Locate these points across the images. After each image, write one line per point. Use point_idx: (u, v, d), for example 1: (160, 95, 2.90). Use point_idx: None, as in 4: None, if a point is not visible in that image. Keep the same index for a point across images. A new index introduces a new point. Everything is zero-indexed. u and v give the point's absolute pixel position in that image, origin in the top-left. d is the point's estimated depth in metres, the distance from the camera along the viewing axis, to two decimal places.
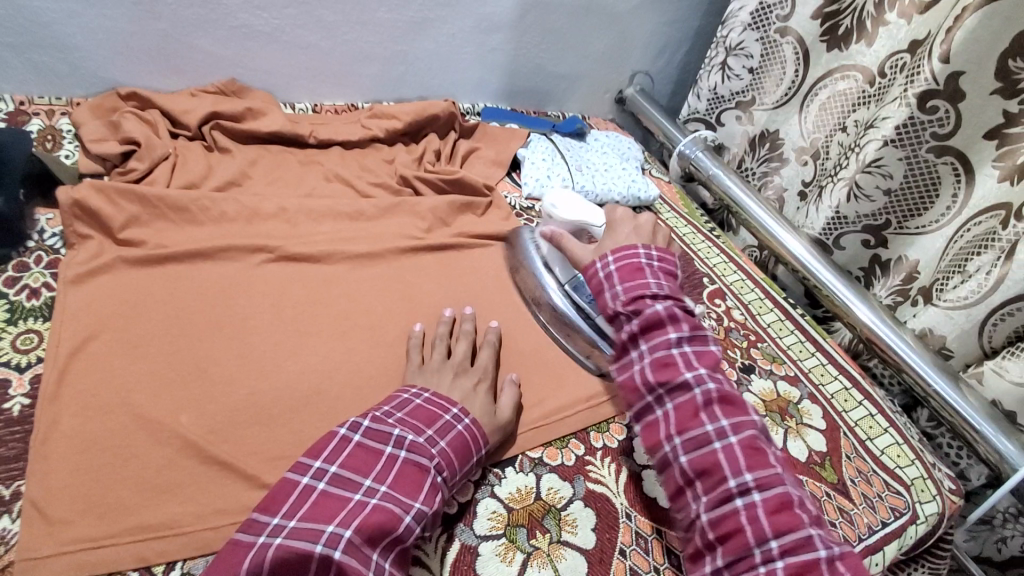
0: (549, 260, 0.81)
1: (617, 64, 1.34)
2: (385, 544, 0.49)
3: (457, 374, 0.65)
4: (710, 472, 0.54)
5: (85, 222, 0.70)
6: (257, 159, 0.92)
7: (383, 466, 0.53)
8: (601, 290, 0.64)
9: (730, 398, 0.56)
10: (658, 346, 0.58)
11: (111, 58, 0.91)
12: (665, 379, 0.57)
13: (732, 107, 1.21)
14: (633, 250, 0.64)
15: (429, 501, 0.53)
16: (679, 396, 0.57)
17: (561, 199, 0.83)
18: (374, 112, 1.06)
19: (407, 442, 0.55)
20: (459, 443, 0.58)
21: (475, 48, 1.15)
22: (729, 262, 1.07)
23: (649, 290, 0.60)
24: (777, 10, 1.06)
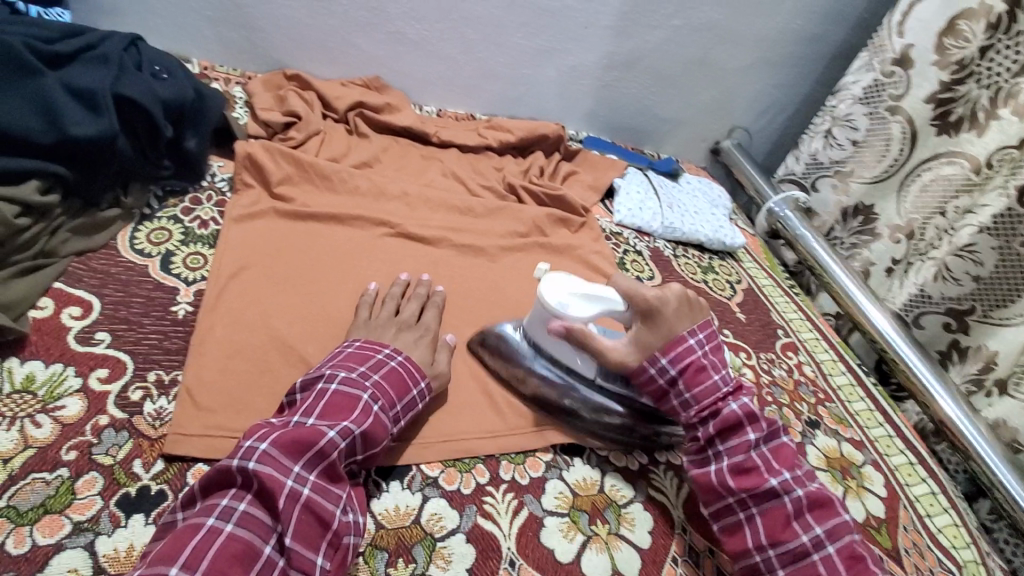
0: (561, 356, 0.70)
1: (718, 117, 1.39)
2: (306, 458, 0.50)
3: (399, 328, 0.68)
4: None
5: (250, 173, 0.82)
6: (388, 147, 1.03)
7: (312, 398, 0.55)
8: (666, 398, 0.67)
9: (820, 501, 0.61)
10: (737, 451, 0.63)
11: (284, 43, 1.06)
12: (749, 485, 0.61)
13: (829, 175, 1.21)
14: (685, 344, 0.66)
15: (355, 424, 0.54)
16: (767, 504, 0.61)
17: (563, 291, 0.67)
18: (492, 124, 1.16)
19: (339, 376, 0.57)
20: (393, 377, 0.60)
21: (591, 82, 1.24)
22: (806, 320, 1.08)
23: (717, 390, 0.65)
24: (890, 89, 1.09)
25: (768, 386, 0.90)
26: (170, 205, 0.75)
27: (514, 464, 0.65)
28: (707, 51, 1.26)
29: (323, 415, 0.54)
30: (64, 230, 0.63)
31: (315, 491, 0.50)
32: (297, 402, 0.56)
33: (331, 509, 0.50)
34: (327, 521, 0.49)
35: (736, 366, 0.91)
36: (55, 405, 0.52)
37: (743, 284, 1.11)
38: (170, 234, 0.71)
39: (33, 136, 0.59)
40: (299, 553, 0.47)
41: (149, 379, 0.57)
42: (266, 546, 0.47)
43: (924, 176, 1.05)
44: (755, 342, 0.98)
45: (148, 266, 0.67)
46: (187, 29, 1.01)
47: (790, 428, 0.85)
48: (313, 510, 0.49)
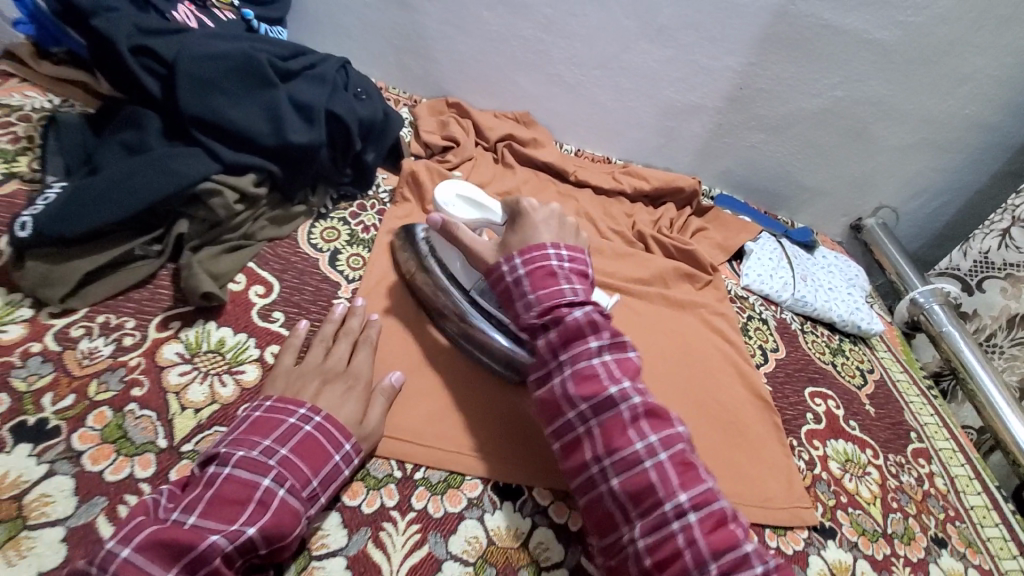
0: (449, 269, 0.74)
1: (865, 192, 1.32)
2: (183, 566, 0.42)
3: (325, 380, 0.59)
4: (614, 435, 0.56)
5: (409, 189, 0.89)
6: (529, 180, 1.08)
7: (199, 488, 0.47)
8: (512, 300, 0.65)
9: (656, 411, 0.57)
10: (580, 358, 0.59)
11: (452, 74, 1.16)
12: (587, 394, 0.57)
13: (999, 277, 1.13)
14: (543, 253, 0.65)
15: (244, 522, 0.45)
16: (604, 413, 0.57)
17: (450, 194, 0.83)
18: (628, 170, 1.18)
19: (234, 457, 0.49)
20: (307, 447, 0.52)
21: (733, 141, 1.23)
22: (942, 427, 0.98)
23: (562, 297, 0.62)
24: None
25: (895, 491, 0.82)
26: (341, 208, 0.84)
27: None
28: (866, 125, 1.20)
29: (207, 513, 0.45)
30: (263, 219, 0.73)
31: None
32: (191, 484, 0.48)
33: None
34: None
35: (860, 462, 0.84)
36: (237, 369, 0.60)
37: (875, 373, 1.03)
38: (338, 233, 0.80)
39: (261, 138, 0.70)
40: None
41: None
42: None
43: None
44: (884, 440, 0.90)
45: (319, 260, 0.75)
46: (373, 53, 1.14)
47: (914, 542, 0.77)
48: None
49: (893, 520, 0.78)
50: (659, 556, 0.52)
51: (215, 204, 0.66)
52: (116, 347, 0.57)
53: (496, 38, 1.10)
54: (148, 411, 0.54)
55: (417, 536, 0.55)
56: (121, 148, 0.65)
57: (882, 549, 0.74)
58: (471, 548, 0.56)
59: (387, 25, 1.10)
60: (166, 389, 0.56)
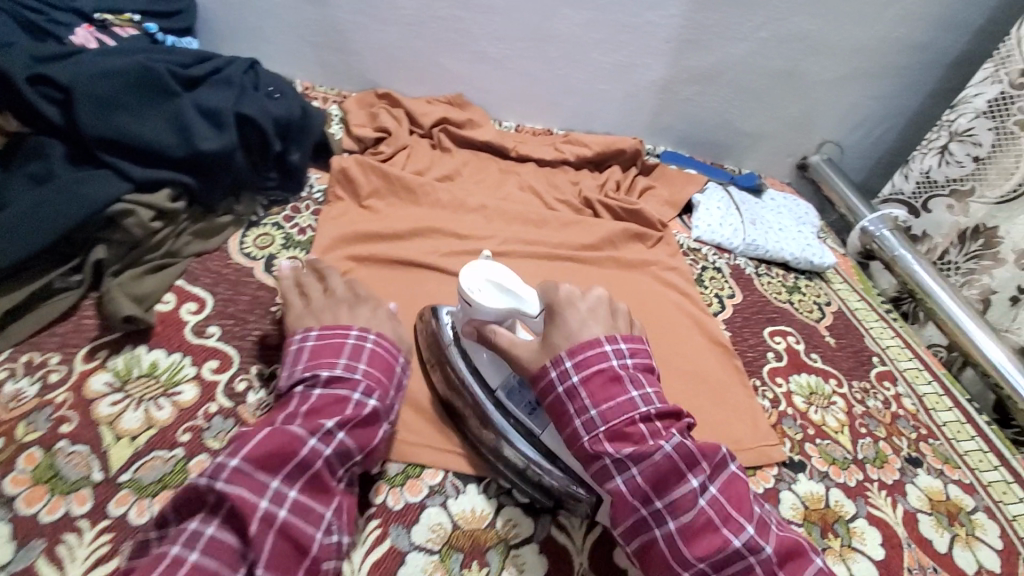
0: (474, 364, 0.65)
1: (806, 130, 1.33)
2: (286, 471, 0.49)
3: (353, 307, 0.68)
4: (701, 535, 0.51)
5: (341, 186, 0.88)
6: (469, 161, 1.06)
7: (295, 402, 0.55)
8: (566, 415, 0.57)
9: (792, 549, 0.52)
10: (680, 509, 0.52)
11: (377, 64, 1.13)
12: (703, 553, 0.50)
13: (944, 195, 1.15)
14: (599, 349, 0.59)
15: (337, 424, 0.54)
16: (727, 568, 0.50)
17: (476, 282, 0.64)
18: (569, 139, 1.18)
19: (322, 377, 0.57)
20: (378, 360, 0.62)
21: (670, 96, 1.23)
22: (905, 348, 1.00)
23: (637, 410, 0.56)
24: (1021, 102, 1.02)
25: (862, 418, 0.84)
26: (273, 213, 0.82)
27: None
28: (796, 62, 1.21)
29: (308, 418, 0.54)
30: (186, 234, 0.71)
31: (292, 513, 0.48)
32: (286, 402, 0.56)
33: (309, 533, 0.49)
34: (304, 548, 0.48)
35: (824, 393, 0.85)
36: (173, 391, 0.59)
37: (833, 306, 1.04)
38: (273, 238, 0.78)
39: (171, 151, 0.68)
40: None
41: (252, 372, 0.62)
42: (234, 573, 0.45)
43: None
44: (847, 369, 0.91)
45: (254, 268, 0.73)
46: (292, 53, 1.11)
47: (887, 464, 0.78)
48: (288, 536, 0.48)
49: (863, 446, 0.79)
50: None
51: (129, 224, 0.63)
52: (42, 385, 0.55)
53: (415, 21, 1.08)
54: (80, 446, 0.52)
55: (378, 532, 0.56)
56: (26, 179, 0.63)
57: (855, 475, 0.75)
58: (436, 535, 0.57)
59: (301, 22, 1.07)
60: (98, 420, 0.54)
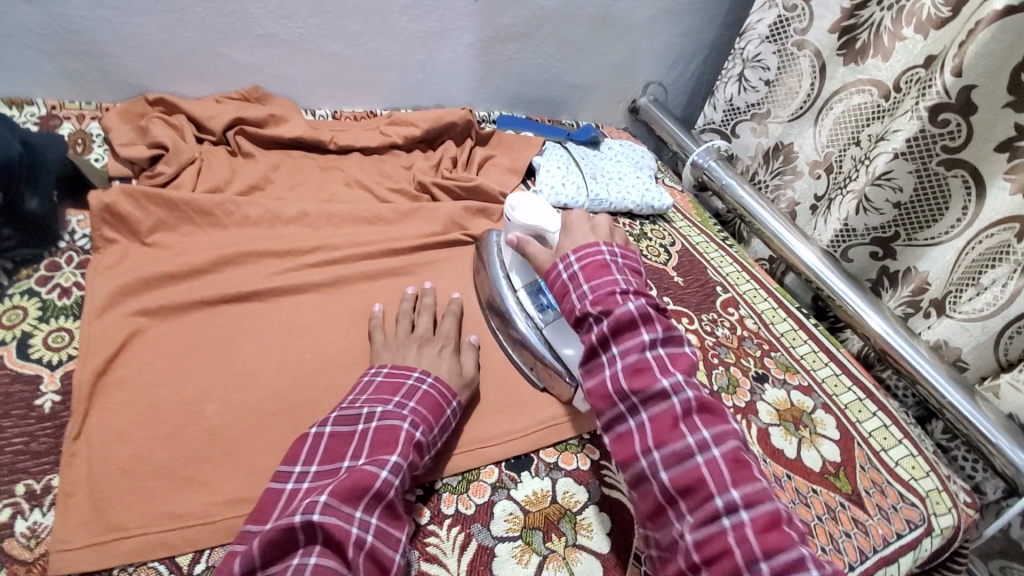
0: (509, 266, 0.78)
1: (631, 74, 1.35)
2: (366, 502, 0.51)
3: (421, 344, 0.69)
4: (667, 436, 0.54)
5: (112, 226, 0.74)
6: (279, 163, 0.94)
7: (357, 440, 0.57)
8: (568, 301, 0.63)
9: (771, 517, 0.49)
10: (636, 365, 0.56)
11: (142, 65, 0.94)
12: (663, 442, 0.53)
13: (748, 119, 1.24)
14: (596, 249, 0.65)
15: (402, 455, 0.55)
16: (681, 467, 0.52)
17: (521, 202, 0.77)
18: (394, 119, 1.08)
19: (378, 413, 0.58)
20: (429, 402, 0.61)
21: (491, 58, 1.18)
22: (742, 271, 1.07)
23: (616, 286, 0.61)
24: (796, 23, 1.09)
25: (713, 347, 0.89)
26: (23, 278, 0.68)
27: (457, 495, 0.62)
28: (608, 7, 1.20)
29: (371, 454, 0.55)
30: None
31: (378, 536, 0.51)
32: (343, 445, 0.57)
33: (392, 556, 0.51)
34: (387, 569, 0.51)
35: None
36: None
37: (677, 245, 1.09)
38: (26, 311, 0.65)
39: None
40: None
41: (16, 493, 0.52)
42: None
43: (841, 105, 1.07)
44: (696, 304, 0.96)
45: (3, 356, 0.61)
46: (22, 68, 0.89)
47: (739, 388, 0.84)
48: (375, 557, 0.50)
49: (717, 375, 0.84)
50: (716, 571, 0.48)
51: None
52: None
53: (176, 9, 0.90)
54: None
55: None
56: None
57: None
58: None
59: (20, 27, 0.85)
60: None
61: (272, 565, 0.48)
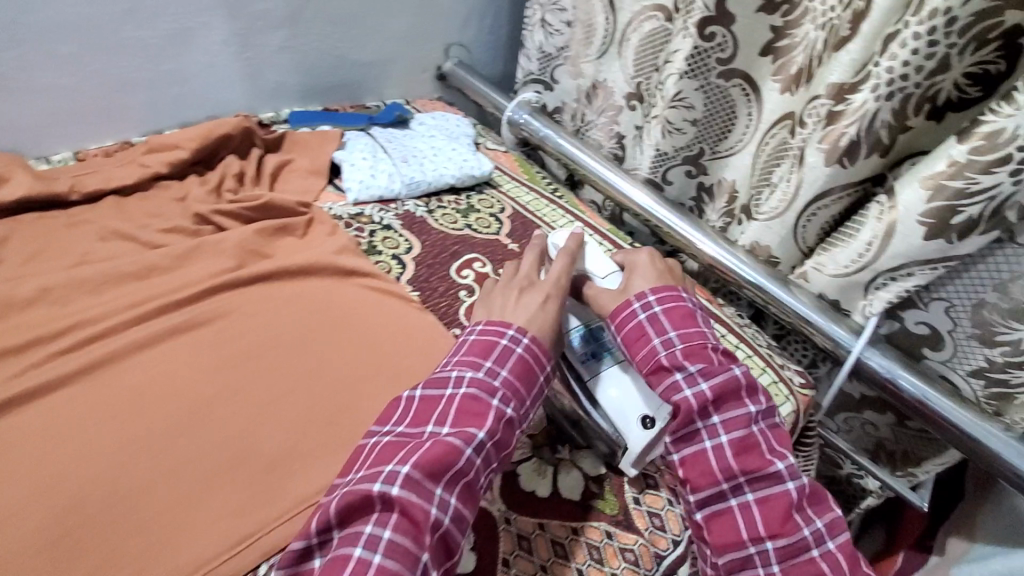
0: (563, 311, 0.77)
1: (427, 40, 1.27)
2: (445, 479, 0.53)
3: (520, 291, 0.71)
4: (749, 453, 0.61)
5: None
6: (6, 235, 0.77)
7: (441, 406, 0.59)
8: (646, 337, 0.67)
9: (817, 495, 0.61)
10: (736, 426, 0.62)
11: None
12: (750, 466, 0.60)
13: (562, 64, 1.22)
14: (678, 295, 0.69)
15: (486, 432, 0.57)
16: (763, 488, 0.59)
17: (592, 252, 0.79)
18: (152, 147, 0.93)
19: (466, 379, 0.60)
20: (520, 367, 0.63)
21: (258, 52, 1.04)
22: (575, 220, 1.07)
23: (706, 340, 0.66)
24: None
25: None
26: None
27: None
28: None
29: (457, 422, 0.58)
30: None
31: (451, 520, 0.53)
32: (433, 411, 0.59)
33: (456, 541, 0.53)
34: (450, 551, 0.53)
35: None
36: None
37: (507, 210, 1.06)
38: None
39: None
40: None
41: None
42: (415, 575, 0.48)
43: (636, 36, 1.06)
44: None
45: None
46: None
47: None
48: (443, 540, 0.52)
49: None
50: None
51: None
52: None
53: None
54: None
55: None
56: None
57: None
58: None
59: None
60: None
61: (349, 524, 0.51)
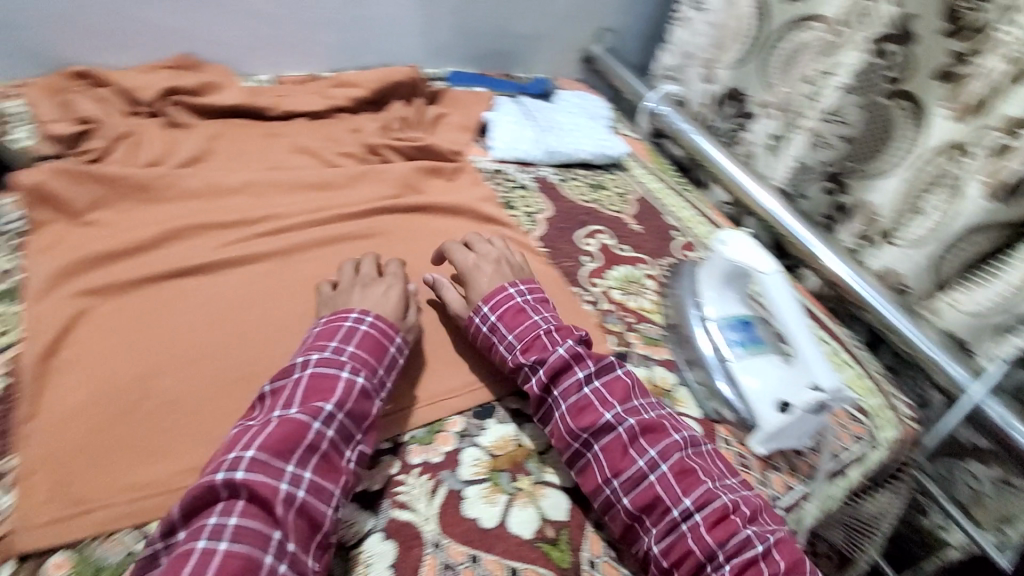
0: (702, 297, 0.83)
1: (582, 23, 1.33)
2: (297, 455, 0.52)
3: None
4: (585, 412, 0.63)
5: (45, 207, 0.71)
6: (219, 134, 0.90)
7: (291, 387, 0.57)
8: (494, 346, 0.69)
9: (652, 426, 0.62)
10: (570, 393, 0.64)
11: (61, 37, 0.89)
12: (586, 423, 0.62)
13: (696, 66, 1.24)
14: (506, 292, 0.70)
15: (335, 406, 0.55)
16: (604, 437, 0.61)
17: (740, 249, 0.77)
18: (337, 81, 1.05)
19: (311, 360, 0.58)
20: (559, 364, 0.65)
21: (435, 11, 1.14)
22: (700, 215, 1.09)
23: (538, 327, 0.68)
24: None
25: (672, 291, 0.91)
26: None
27: (423, 446, 0.63)
28: None
29: (303, 401, 0.55)
30: None
31: (309, 494, 0.51)
32: (274, 395, 0.57)
33: (323, 512, 0.51)
34: (319, 526, 0.51)
35: (636, 280, 0.91)
36: None
37: (634, 194, 1.10)
38: None
39: None
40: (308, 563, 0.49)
41: None
42: (267, 557, 0.47)
43: (783, 46, 1.07)
44: (654, 250, 0.98)
45: None
46: None
47: None
48: (305, 514, 0.50)
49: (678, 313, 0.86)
50: (642, 503, 0.58)
51: None
52: None
53: None
54: None
55: None
56: None
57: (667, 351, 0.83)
58: None
59: None
60: None
61: (194, 515, 0.49)
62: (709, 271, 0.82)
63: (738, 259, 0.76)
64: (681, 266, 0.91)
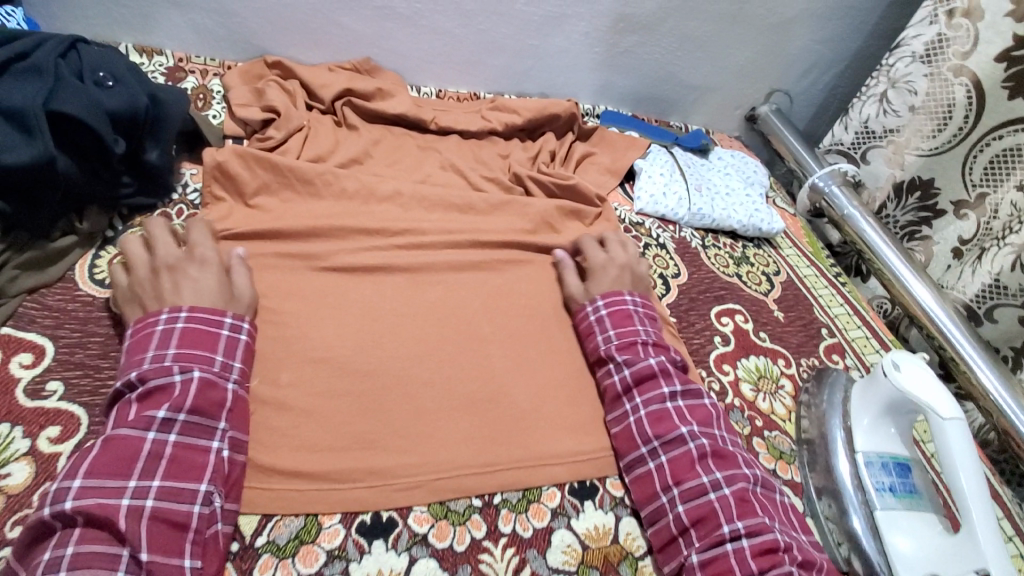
0: (854, 422, 0.72)
1: (755, 80, 1.24)
2: (177, 425, 0.52)
3: None
4: (662, 420, 0.65)
5: (221, 185, 0.76)
6: (380, 140, 0.93)
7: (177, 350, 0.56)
8: (592, 335, 0.73)
9: (721, 452, 0.63)
10: (654, 400, 0.66)
11: (266, 29, 0.97)
12: (661, 431, 0.64)
13: (882, 146, 1.09)
14: (622, 299, 0.75)
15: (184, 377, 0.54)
16: (674, 449, 0.63)
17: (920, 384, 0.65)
18: (496, 105, 1.05)
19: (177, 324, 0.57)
20: (700, 412, 0.66)
21: (606, 50, 1.11)
22: (854, 315, 0.96)
23: (638, 336, 0.71)
24: (955, 45, 0.95)
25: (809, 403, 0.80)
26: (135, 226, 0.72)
27: (515, 513, 0.59)
28: (742, 6, 1.10)
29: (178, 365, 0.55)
30: (11, 267, 0.61)
31: (168, 465, 0.51)
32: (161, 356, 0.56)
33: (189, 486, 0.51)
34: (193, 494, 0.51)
35: (773, 377, 0.81)
36: (0, 474, 0.51)
37: (782, 275, 0.99)
38: None
39: None
40: (227, 507, 0.53)
41: None
42: (193, 508, 0.50)
43: (996, 145, 0.93)
44: (796, 345, 0.87)
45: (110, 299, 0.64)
46: (158, 18, 0.93)
47: None
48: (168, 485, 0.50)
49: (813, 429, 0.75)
50: (695, 513, 0.59)
51: None
52: None
53: None
54: None
55: None
56: None
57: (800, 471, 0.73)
58: None
59: None
60: None
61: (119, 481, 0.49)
62: (867, 393, 0.71)
63: (908, 391, 0.65)
64: (826, 373, 0.81)
